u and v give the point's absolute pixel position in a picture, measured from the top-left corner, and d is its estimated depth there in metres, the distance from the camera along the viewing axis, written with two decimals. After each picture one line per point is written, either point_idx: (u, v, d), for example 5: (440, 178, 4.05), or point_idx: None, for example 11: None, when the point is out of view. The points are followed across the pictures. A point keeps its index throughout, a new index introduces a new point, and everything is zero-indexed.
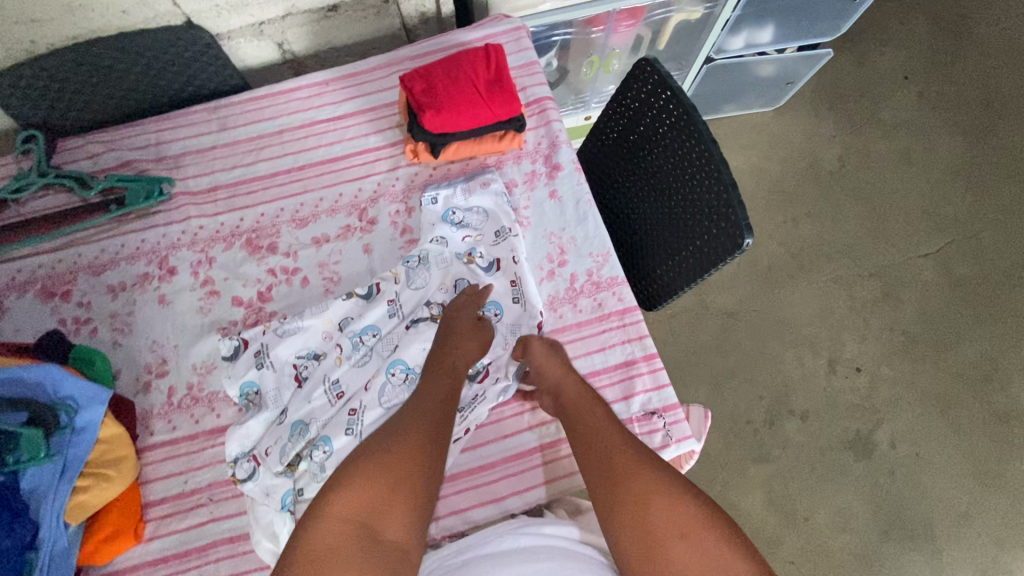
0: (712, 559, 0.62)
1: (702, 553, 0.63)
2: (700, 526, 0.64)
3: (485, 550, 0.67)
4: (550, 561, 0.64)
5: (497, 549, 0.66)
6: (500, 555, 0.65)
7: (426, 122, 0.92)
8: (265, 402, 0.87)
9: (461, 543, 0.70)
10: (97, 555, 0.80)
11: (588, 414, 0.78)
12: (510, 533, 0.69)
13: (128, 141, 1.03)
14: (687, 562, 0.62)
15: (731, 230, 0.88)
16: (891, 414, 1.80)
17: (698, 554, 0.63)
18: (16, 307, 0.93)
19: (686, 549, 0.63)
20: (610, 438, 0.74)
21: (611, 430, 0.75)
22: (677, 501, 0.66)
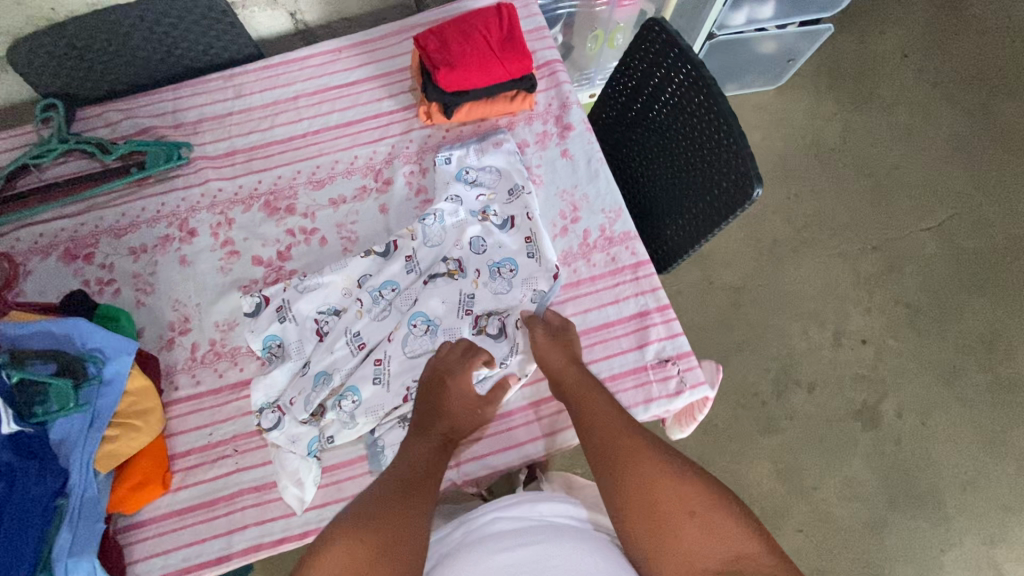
0: (720, 536, 0.63)
1: (710, 531, 0.63)
2: (708, 506, 0.64)
3: (485, 530, 0.71)
4: (542, 537, 0.67)
5: (495, 529, 0.70)
6: (495, 535, 0.69)
7: (439, 80, 0.93)
8: (288, 353, 0.89)
9: (466, 523, 0.75)
10: (125, 502, 0.82)
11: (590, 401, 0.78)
12: (505, 514, 0.73)
13: (146, 108, 1.05)
14: (694, 541, 0.63)
15: (740, 180, 0.90)
16: (896, 384, 1.82)
17: (706, 532, 0.63)
18: (39, 269, 0.95)
19: (694, 527, 0.64)
20: (614, 424, 0.75)
21: (614, 417, 0.75)
22: (682, 481, 0.66)
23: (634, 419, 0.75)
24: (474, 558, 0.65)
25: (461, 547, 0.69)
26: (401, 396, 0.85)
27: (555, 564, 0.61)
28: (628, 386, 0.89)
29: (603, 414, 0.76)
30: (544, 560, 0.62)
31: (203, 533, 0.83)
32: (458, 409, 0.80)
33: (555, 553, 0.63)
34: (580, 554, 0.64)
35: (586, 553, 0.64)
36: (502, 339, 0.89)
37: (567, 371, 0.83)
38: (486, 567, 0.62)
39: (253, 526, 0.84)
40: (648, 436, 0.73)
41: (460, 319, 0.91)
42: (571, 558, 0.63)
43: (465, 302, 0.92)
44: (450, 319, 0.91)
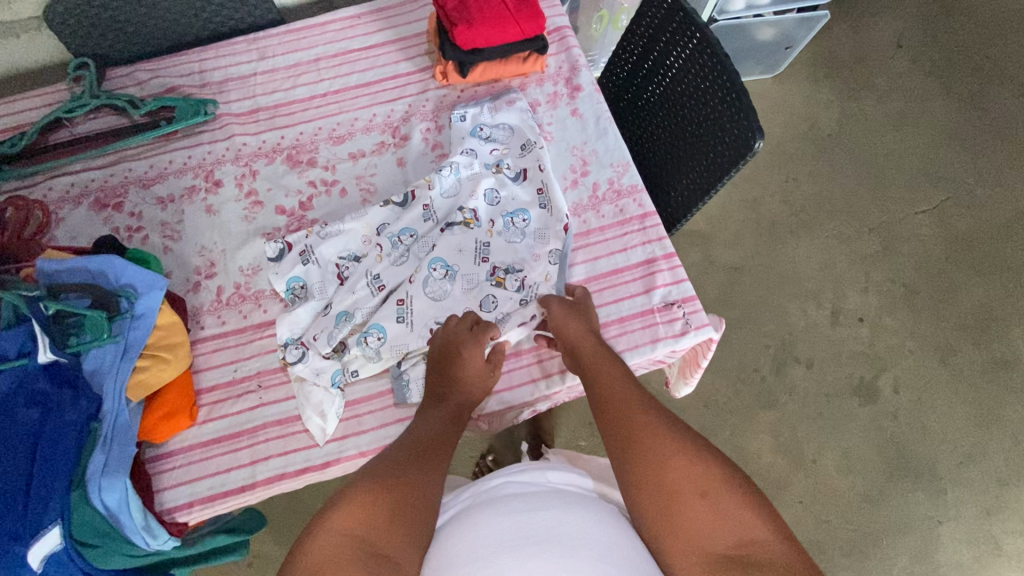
0: (729, 518, 0.63)
1: (718, 513, 0.64)
2: (718, 487, 0.65)
3: (497, 494, 0.76)
4: (551, 504, 0.71)
5: (507, 493, 0.75)
6: (505, 498, 0.74)
7: (457, 36, 0.98)
8: (311, 293, 0.93)
9: (480, 485, 0.80)
10: (155, 432, 0.85)
11: (606, 376, 0.81)
12: (518, 481, 0.78)
13: (174, 69, 1.10)
14: (703, 521, 0.64)
15: (743, 133, 0.94)
16: (893, 360, 1.86)
17: (713, 513, 0.64)
18: (70, 217, 0.99)
19: (701, 508, 0.64)
20: (628, 401, 0.76)
21: (629, 394, 0.78)
22: (692, 461, 0.67)
23: (647, 393, 0.78)
24: (486, 518, 0.70)
25: (473, 507, 0.75)
26: (427, 336, 0.90)
27: (562, 531, 0.65)
28: (636, 327, 0.93)
29: (617, 388, 0.79)
30: (552, 526, 0.66)
31: (227, 463, 0.87)
32: (469, 379, 0.84)
33: (564, 521, 0.67)
34: (587, 523, 0.67)
35: (593, 522, 0.68)
36: (524, 290, 0.94)
37: (586, 343, 0.85)
38: (494, 527, 0.67)
39: (277, 458, 0.87)
40: (662, 415, 0.74)
41: (477, 266, 0.95)
42: (578, 525, 0.67)
43: (480, 251, 0.96)
44: (467, 266, 0.95)
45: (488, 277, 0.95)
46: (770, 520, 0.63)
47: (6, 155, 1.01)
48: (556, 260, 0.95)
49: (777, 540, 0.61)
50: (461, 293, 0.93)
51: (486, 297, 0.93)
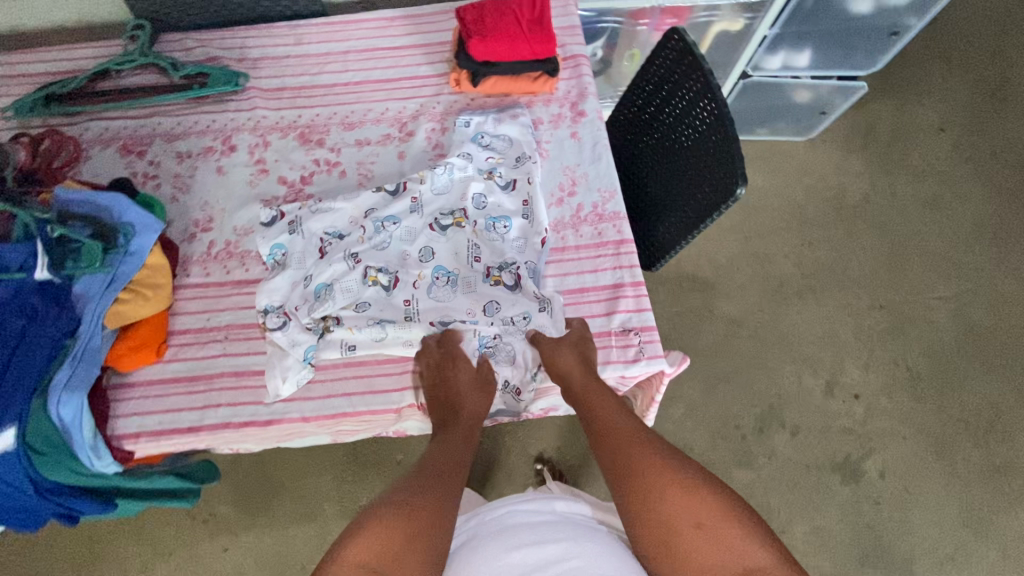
0: (729, 548, 0.67)
1: (718, 544, 0.67)
2: (716, 518, 0.68)
3: (505, 523, 0.78)
4: (560, 535, 0.75)
5: (517, 523, 0.78)
6: (514, 529, 0.77)
7: (470, 47, 1.05)
8: (290, 261, 0.98)
9: (491, 508, 0.82)
10: (122, 360, 0.91)
11: (599, 406, 0.84)
12: (525, 511, 0.80)
13: (218, 42, 1.20)
14: (705, 553, 0.67)
15: (729, 179, 0.96)
16: (884, 443, 1.79)
17: (714, 544, 0.67)
18: (97, 156, 1.09)
19: (702, 539, 0.68)
20: (622, 431, 0.80)
21: (621, 426, 0.81)
22: (689, 492, 0.71)
23: (637, 422, 0.82)
24: (497, 551, 0.73)
25: (482, 538, 0.77)
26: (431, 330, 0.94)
27: (573, 566, 0.69)
28: None
29: (612, 417, 0.83)
30: (564, 561, 0.70)
31: (180, 403, 0.92)
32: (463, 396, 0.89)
33: (575, 553, 0.71)
34: (599, 556, 0.72)
35: (601, 555, 0.72)
36: (517, 289, 0.97)
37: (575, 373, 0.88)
38: (506, 563, 0.71)
39: (225, 407, 0.92)
40: (655, 444, 0.78)
41: (471, 268, 0.99)
42: (588, 559, 0.70)
43: (472, 251, 1.00)
44: (464, 268, 0.99)
45: (484, 278, 0.98)
46: (768, 547, 0.66)
47: (55, 93, 1.11)
48: (527, 270, 0.98)
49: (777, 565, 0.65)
50: (462, 295, 0.97)
51: (488, 300, 0.96)
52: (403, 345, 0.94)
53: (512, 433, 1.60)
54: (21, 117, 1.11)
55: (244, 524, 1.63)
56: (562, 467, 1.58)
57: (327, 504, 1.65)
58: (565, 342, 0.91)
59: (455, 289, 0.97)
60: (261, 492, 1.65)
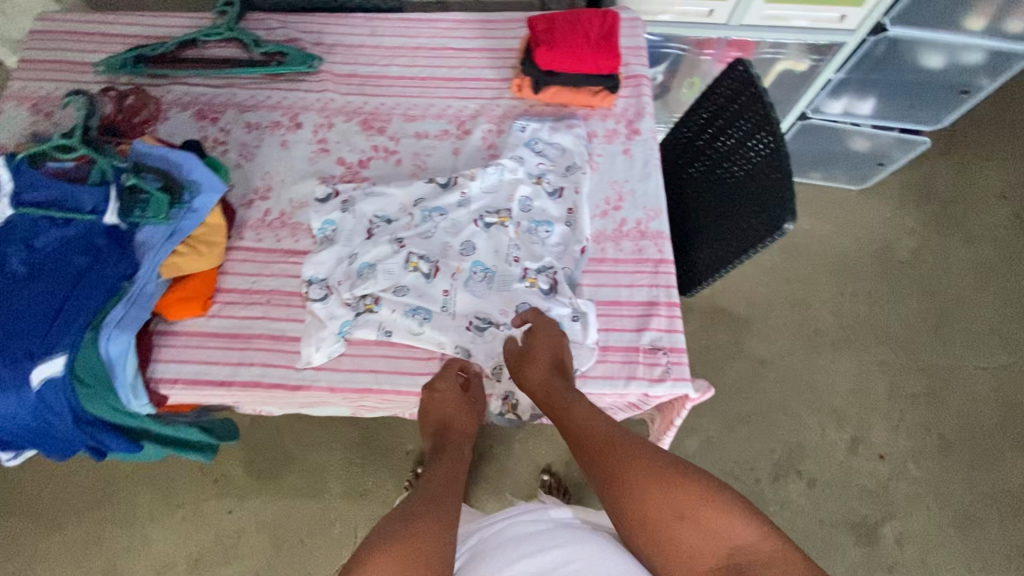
0: (713, 534, 0.74)
1: (702, 529, 0.74)
2: (698, 508, 0.75)
3: (509, 536, 0.84)
4: (560, 539, 0.80)
5: (519, 534, 0.83)
6: (517, 539, 0.82)
7: (537, 56, 1.07)
8: (338, 238, 1.02)
9: (495, 524, 0.89)
10: (170, 308, 0.96)
11: (578, 418, 0.87)
12: (526, 522, 0.86)
13: (299, 25, 1.26)
14: (693, 542, 0.74)
15: (777, 213, 0.96)
16: (905, 510, 1.72)
17: (699, 533, 0.74)
18: (175, 118, 1.15)
19: (688, 528, 0.74)
20: (599, 440, 0.85)
21: (598, 439, 0.85)
22: (671, 489, 0.76)
23: (611, 426, 0.86)
24: (504, 562, 0.78)
25: (488, 550, 0.83)
26: (466, 324, 0.97)
27: (575, 567, 0.75)
28: (616, 359, 0.94)
29: (585, 425, 0.87)
30: (567, 564, 0.75)
31: (218, 357, 0.96)
32: (450, 414, 0.93)
33: (576, 556, 0.76)
34: (598, 555, 0.77)
35: (600, 553, 0.77)
36: (552, 294, 0.97)
37: (549, 383, 0.89)
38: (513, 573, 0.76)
39: (259, 366, 0.95)
40: (633, 448, 0.82)
41: (509, 267, 1.00)
42: (588, 561, 0.76)
43: (512, 251, 1.01)
44: (502, 266, 1.00)
45: (520, 279, 0.99)
46: (748, 526, 0.73)
47: (145, 56, 1.19)
48: (562, 277, 0.99)
49: (757, 540, 0.73)
50: (497, 293, 0.99)
51: (521, 300, 0.97)
52: (437, 337, 0.96)
53: (523, 441, 1.61)
54: (112, 73, 1.18)
55: (252, 490, 1.67)
56: (569, 482, 1.58)
57: (333, 482, 1.68)
58: (530, 349, 0.91)
59: (491, 285, 0.99)
60: (273, 460, 1.70)
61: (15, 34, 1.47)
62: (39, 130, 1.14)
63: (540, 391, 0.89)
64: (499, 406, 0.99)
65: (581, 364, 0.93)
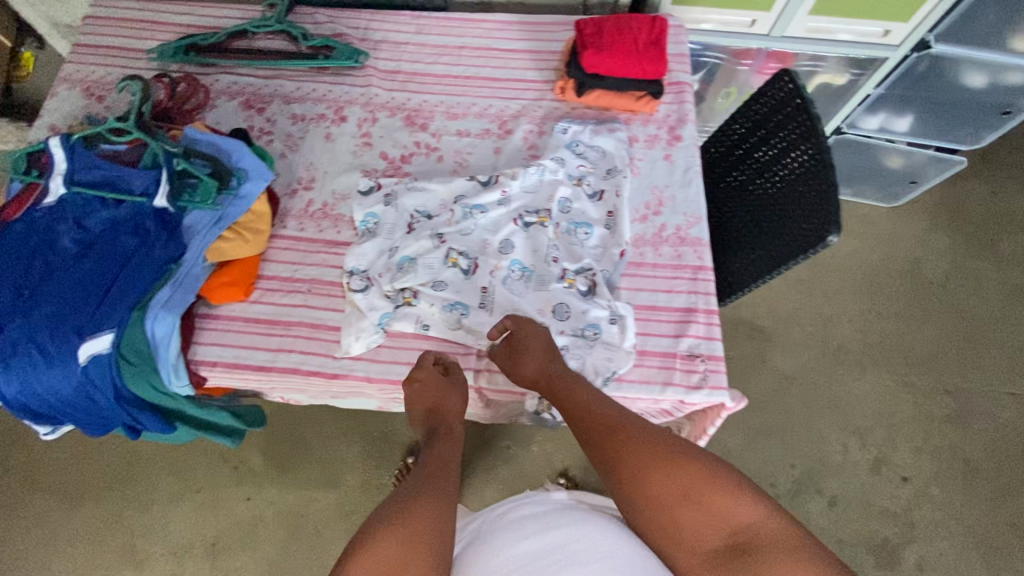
0: (717, 514, 0.70)
1: (705, 511, 0.70)
2: (701, 488, 0.71)
3: (509, 519, 0.79)
4: (561, 520, 0.75)
5: (516, 516, 0.79)
6: (517, 521, 0.77)
7: (583, 59, 1.08)
8: (380, 231, 1.04)
9: (492, 510, 0.84)
10: (213, 293, 0.97)
11: (577, 402, 0.85)
12: (528, 505, 0.81)
13: (345, 20, 1.28)
14: (696, 523, 0.70)
15: (820, 224, 0.96)
16: (927, 534, 1.69)
17: (702, 513, 0.70)
18: (222, 106, 1.17)
19: (691, 510, 0.71)
20: (596, 419, 0.82)
21: (598, 422, 0.82)
22: (672, 469, 0.73)
23: (610, 408, 0.84)
24: (503, 544, 0.74)
25: (487, 534, 0.78)
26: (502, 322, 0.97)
27: (577, 546, 0.69)
28: (652, 365, 0.94)
29: (584, 405, 0.84)
30: (568, 544, 0.70)
31: (257, 342, 0.97)
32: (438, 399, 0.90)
33: (578, 536, 0.71)
34: (601, 533, 0.72)
35: (604, 532, 0.72)
36: (591, 295, 0.97)
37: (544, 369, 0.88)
38: (512, 554, 0.71)
39: (298, 352, 0.96)
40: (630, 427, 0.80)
41: (548, 267, 1.00)
42: (591, 539, 0.70)
43: (552, 251, 1.01)
44: (540, 266, 1.00)
45: (558, 279, 0.99)
46: (754, 504, 0.70)
47: (196, 45, 1.21)
48: (601, 279, 0.99)
49: (764, 519, 0.69)
50: (535, 293, 0.99)
51: (559, 301, 0.97)
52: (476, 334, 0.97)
53: (542, 444, 1.62)
54: (163, 61, 1.21)
55: (270, 478, 1.69)
56: (587, 486, 1.58)
57: (351, 475, 1.69)
58: (523, 335, 0.90)
59: (529, 284, 0.99)
60: (292, 450, 1.71)
61: (68, 20, 1.51)
62: (91, 113, 1.16)
63: (541, 378, 0.88)
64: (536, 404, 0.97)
65: (618, 366, 0.92)
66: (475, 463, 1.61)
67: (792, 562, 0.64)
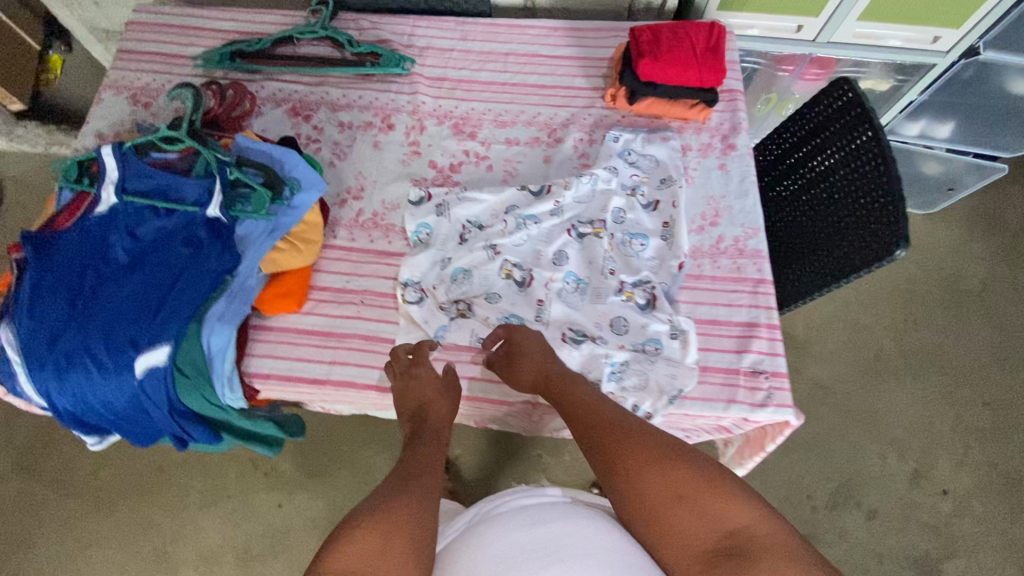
0: (712, 517, 0.69)
1: (699, 513, 0.69)
2: (697, 490, 0.70)
3: (503, 509, 0.79)
4: (558, 514, 0.75)
5: (507, 511, 0.78)
6: (512, 512, 0.77)
7: (640, 67, 1.05)
8: (433, 242, 1.02)
9: (482, 504, 0.83)
10: (267, 304, 0.96)
11: (575, 403, 0.84)
12: (522, 498, 0.81)
13: (389, 27, 1.26)
14: (689, 525, 0.69)
15: (886, 238, 0.94)
16: (968, 549, 1.66)
17: (698, 516, 0.69)
18: (269, 113, 1.17)
19: (684, 513, 0.70)
20: (596, 418, 0.81)
21: (595, 423, 0.81)
22: (669, 470, 0.72)
23: (610, 408, 0.82)
24: (496, 533, 0.73)
25: (479, 522, 0.78)
26: (558, 335, 0.94)
27: (573, 541, 0.69)
28: (715, 381, 0.92)
29: (585, 407, 0.83)
30: (565, 537, 0.70)
31: (311, 354, 0.96)
32: (431, 394, 0.89)
33: (575, 531, 0.71)
34: (595, 529, 0.72)
35: (599, 529, 0.72)
36: (650, 308, 0.96)
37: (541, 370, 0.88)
38: (506, 544, 0.70)
39: (352, 365, 0.96)
40: (628, 428, 0.78)
41: (604, 280, 0.98)
42: (587, 535, 0.70)
43: (608, 263, 0.99)
44: (596, 278, 0.98)
45: (616, 292, 0.97)
46: (750, 508, 0.69)
47: (241, 51, 1.20)
48: (661, 292, 0.97)
49: (759, 522, 0.68)
50: (591, 306, 0.97)
51: (616, 314, 0.95)
52: None
53: (578, 453, 1.60)
54: (208, 67, 1.20)
55: (301, 485, 1.68)
56: None
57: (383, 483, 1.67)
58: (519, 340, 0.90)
59: (586, 296, 0.97)
60: (324, 457, 1.70)
61: (106, 25, 1.50)
62: (137, 120, 1.16)
63: (539, 380, 0.88)
64: None
65: (682, 384, 0.90)
66: (509, 473, 1.59)
67: (785, 566, 0.64)
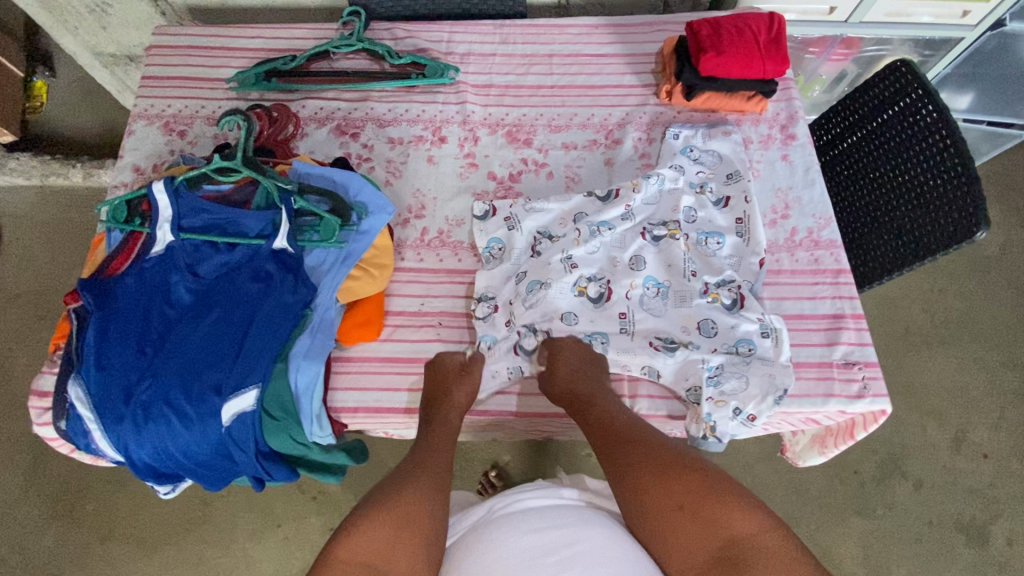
0: (713, 526, 0.70)
1: (703, 523, 0.71)
2: (696, 499, 0.72)
3: (514, 509, 0.78)
4: (570, 520, 0.74)
5: (519, 510, 0.77)
6: (523, 514, 0.76)
7: (702, 63, 1.03)
8: (507, 256, 1.00)
9: (497, 499, 0.82)
10: (346, 335, 0.94)
11: (596, 415, 0.86)
12: (535, 497, 0.80)
13: (425, 34, 1.21)
14: (689, 534, 0.71)
15: (964, 218, 0.94)
16: (1013, 509, 1.71)
17: (700, 525, 0.71)
18: (314, 134, 1.13)
19: (688, 522, 0.71)
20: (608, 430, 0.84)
21: (614, 434, 0.83)
22: (672, 480, 0.75)
23: (624, 419, 0.85)
24: (504, 535, 0.72)
25: (488, 522, 0.77)
26: (649, 344, 0.93)
27: (580, 549, 0.68)
28: (810, 376, 0.92)
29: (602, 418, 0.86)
30: (570, 545, 0.69)
31: (396, 382, 0.94)
32: (449, 382, 0.89)
33: (583, 538, 0.70)
34: (605, 539, 0.71)
35: (608, 538, 0.71)
36: (738, 307, 0.95)
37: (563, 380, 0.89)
38: (516, 546, 0.70)
39: None
40: (641, 439, 0.81)
41: (687, 282, 0.96)
42: (596, 544, 0.70)
43: (688, 264, 0.98)
44: (678, 280, 0.97)
45: (701, 294, 0.96)
46: (750, 516, 0.70)
47: (276, 70, 1.15)
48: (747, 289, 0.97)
49: (760, 530, 0.70)
50: (676, 310, 0.95)
51: (703, 317, 0.94)
52: (621, 368, 0.93)
53: None
54: (243, 89, 1.15)
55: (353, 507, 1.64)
56: None
57: None
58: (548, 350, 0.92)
59: (671, 300, 0.96)
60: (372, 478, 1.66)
61: (114, 48, 1.42)
62: (177, 150, 1.11)
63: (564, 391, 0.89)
64: (697, 428, 0.90)
65: (783, 382, 0.88)
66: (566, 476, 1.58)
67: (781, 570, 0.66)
